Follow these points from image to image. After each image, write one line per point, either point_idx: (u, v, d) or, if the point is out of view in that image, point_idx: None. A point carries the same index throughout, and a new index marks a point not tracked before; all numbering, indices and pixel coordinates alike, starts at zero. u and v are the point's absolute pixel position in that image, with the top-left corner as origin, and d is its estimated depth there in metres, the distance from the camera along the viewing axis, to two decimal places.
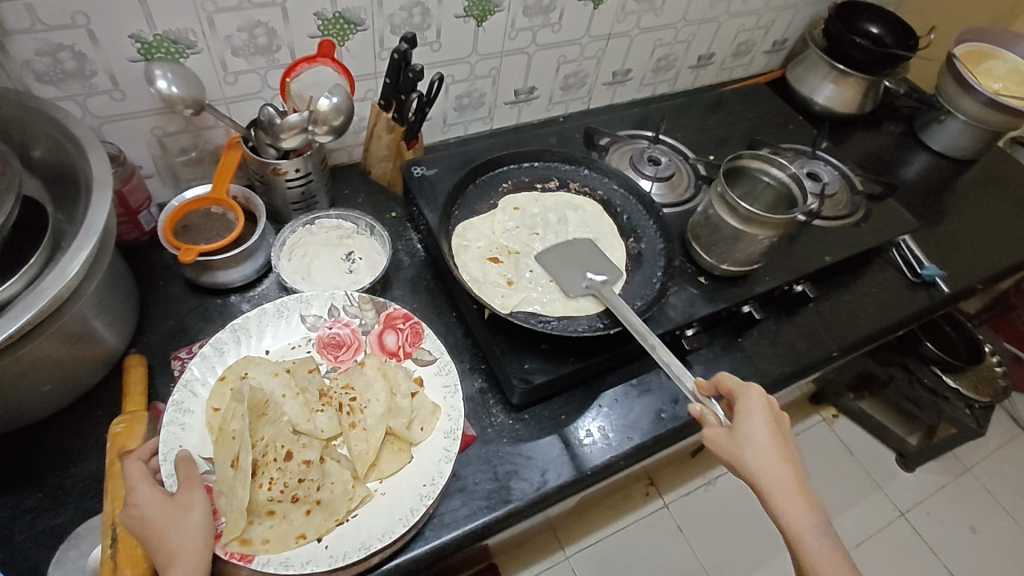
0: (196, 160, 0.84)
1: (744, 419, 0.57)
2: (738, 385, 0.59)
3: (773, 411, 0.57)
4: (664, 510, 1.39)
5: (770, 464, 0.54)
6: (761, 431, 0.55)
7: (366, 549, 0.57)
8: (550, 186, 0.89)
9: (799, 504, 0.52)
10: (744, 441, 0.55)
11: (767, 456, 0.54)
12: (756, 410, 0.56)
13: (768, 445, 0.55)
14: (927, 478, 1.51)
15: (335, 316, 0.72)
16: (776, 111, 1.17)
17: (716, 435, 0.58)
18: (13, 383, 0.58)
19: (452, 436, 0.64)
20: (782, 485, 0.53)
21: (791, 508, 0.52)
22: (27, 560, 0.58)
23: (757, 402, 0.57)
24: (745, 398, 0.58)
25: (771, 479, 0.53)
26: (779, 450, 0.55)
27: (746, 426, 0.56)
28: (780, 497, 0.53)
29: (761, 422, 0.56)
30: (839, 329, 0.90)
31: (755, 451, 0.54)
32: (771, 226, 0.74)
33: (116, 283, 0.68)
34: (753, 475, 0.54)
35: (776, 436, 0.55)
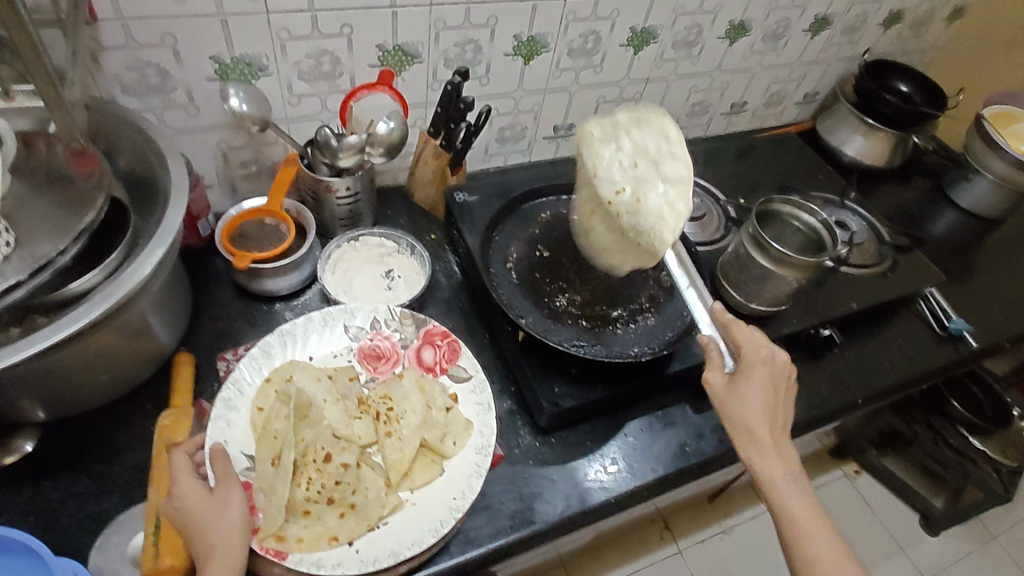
0: (254, 174, 0.89)
1: (744, 382, 0.66)
2: (752, 346, 0.67)
3: (771, 373, 0.67)
4: (678, 555, 1.37)
5: (749, 420, 0.64)
6: (752, 395, 0.65)
7: (396, 556, 0.58)
8: None
9: (769, 455, 0.64)
10: (737, 399, 0.65)
11: (751, 414, 0.64)
12: (755, 377, 0.66)
13: (756, 405, 0.65)
14: (949, 543, 1.48)
15: (377, 328, 0.75)
16: (806, 160, 1.20)
17: (716, 383, 0.67)
18: (76, 370, 0.61)
19: (483, 453, 0.66)
20: (761, 437, 0.64)
21: (767, 458, 0.63)
22: (70, 543, 0.60)
23: (758, 364, 0.66)
24: (750, 363, 0.67)
25: (753, 431, 0.64)
26: (761, 409, 0.65)
27: (744, 386, 0.66)
28: (755, 446, 0.64)
29: (754, 390, 0.65)
30: (864, 376, 0.91)
31: (742, 407, 0.65)
32: (799, 268, 0.77)
33: (175, 284, 0.72)
34: (738, 427, 0.65)
35: (765, 399, 0.65)
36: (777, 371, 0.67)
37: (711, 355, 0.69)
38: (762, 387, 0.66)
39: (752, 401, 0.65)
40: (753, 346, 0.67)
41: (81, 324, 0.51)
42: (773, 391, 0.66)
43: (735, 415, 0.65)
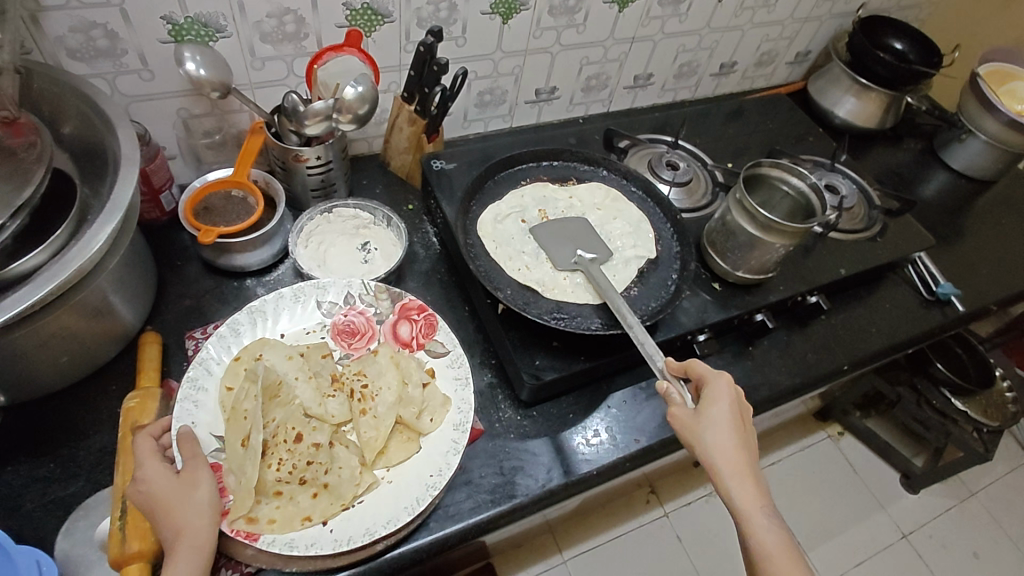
0: (219, 143, 0.85)
1: (712, 407, 0.59)
2: (710, 372, 0.62)
3: (738, 402, 0.60)
4: (664, 519, 1.39)
5: (724, 446, 0.56)
6: (720, 421, 0.58)
7: (371, 535, 0.57)
8: (569, 185, 0.89)
9: (749, 486, 0.55)
10: (706, 422, 0.58)
11: (725, 442, 0.57)
12: (723, 398, 0.59)
13: (728, 432, 0.57)
14: (931, 502, 1.50)
15: (351, 303, 0.73)
16: (796, 122, 1.16)
17: (681, 413, 0.60)
18: (32, 352, 0.58)
19: (461, 429, 0.65)
20: (736, 469, 0.56)
21: (744, 490, 0.55)
22: (37, 528, 0.59)
23: (725, 391, 0.60)
24: (715, 386, 0.60)
25: (727, 461, 0.56)
26: (735, 435, 0.57)
27: (712, 411, 0.58)
28: (731, 477, 0.55)
29: (724, 418, 0.58)
30: (851, 343, 0.90)
31: (713, 433, 0.57)
32: (787, 234, 0.74)
33: (136, 261, 0.69)
34: (712, 458, 0.56)
35: (736, 426, 0.58)
36: (743, 404, 0.61)
37: (671, 395, 0.62)
38: (733, 413, 0.58)
39: (721, 426, 0.58)
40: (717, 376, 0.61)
41: (27, 305, 0.48)
42: (744, 424, 0.59)
43: (708, 445, 0.57)
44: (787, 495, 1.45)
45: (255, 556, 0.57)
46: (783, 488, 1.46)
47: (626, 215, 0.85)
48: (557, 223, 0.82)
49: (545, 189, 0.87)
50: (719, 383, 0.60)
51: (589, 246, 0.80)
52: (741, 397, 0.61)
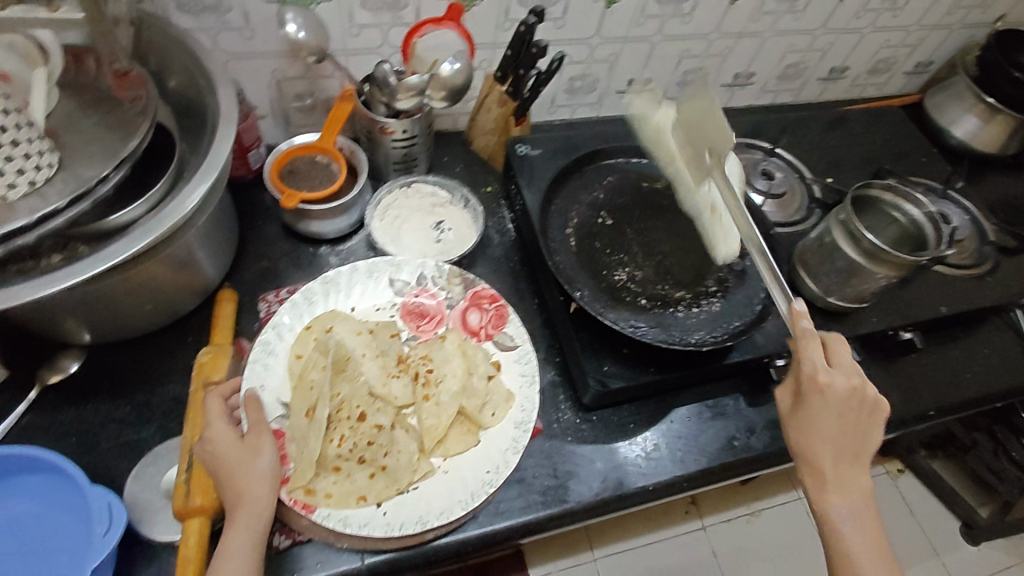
0: (309, 108, 0.83)
1: (814, 407, 0.59)
2: (831, 367, 0.59)
3: (849, 403, 0.59)
4: (701, 532, 1.35)
5: (811, 449, 0.60)
6: (818, 425, 0.59)
7: (422, 524, 0.57)
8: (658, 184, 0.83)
9: (838, 490, 0.59)
10: (804, 426, 0.60)
11: (815, 448, 0.60)
12: (830, 402, 0.59)
13: (823, 436, 0.59)
14: (990, 555, 1.45)
15: (423, 284, 0.72)
16: (902, 138, 1.08)
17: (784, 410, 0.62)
18: (117, 298, 0.60)
19: (522, 428, 0.63)
20: (821, 474, 0.59)
21: (826, 493, 0.59)
22: (108, 467, 0.61)
23: (838, 393, 0.58)
24: (828, 387, 0.58)
25: (813, 466, 0.60)
26: (830, 442, 0.59)
27: (812, 414, 0.60)
28: (815, 484, 0.60)
29: (818, 424, 0.59)
30: (942, 387, 0.84)
31: (805, 441, 0.60)
32: (894, 265, 0.68)
33: (221, 218, 0.69)
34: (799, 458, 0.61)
35: (836, 428, 0.59)
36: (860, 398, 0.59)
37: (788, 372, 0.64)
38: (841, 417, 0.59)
39: (816, 433, 0.59)
40: (816, 370, 0.58)
41: (120, 259, 0.49)
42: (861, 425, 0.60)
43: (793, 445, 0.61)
44: None
45: (308, 527, 0.58)
46: None
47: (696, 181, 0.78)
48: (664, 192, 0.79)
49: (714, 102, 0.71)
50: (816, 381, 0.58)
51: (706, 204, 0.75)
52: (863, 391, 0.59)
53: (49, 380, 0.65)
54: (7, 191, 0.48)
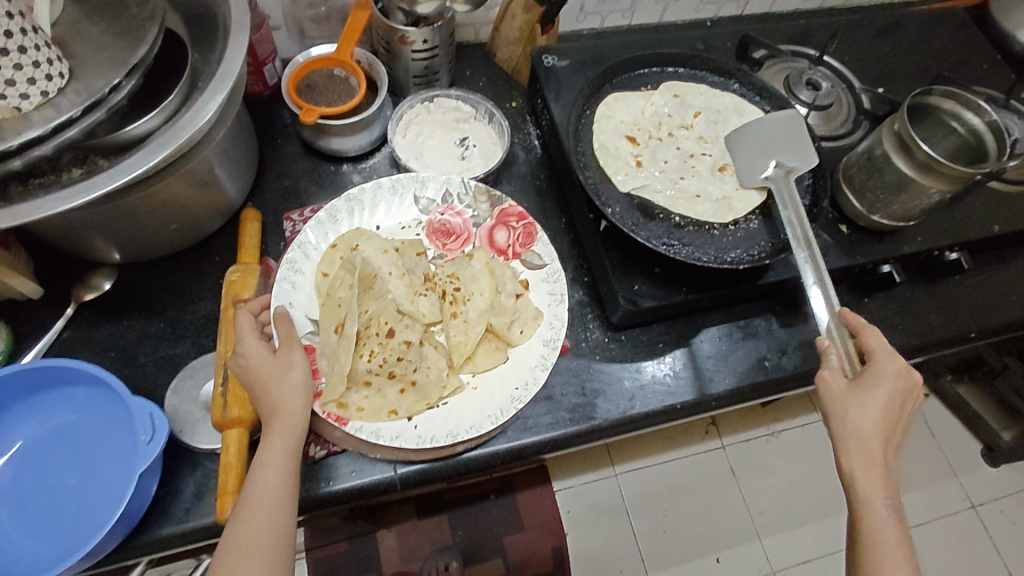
0: (324, 17, 0.80)
1: (874, 384, 0.52)
2: (884, 352, 0.54)
3: (902, 390, 0.53)
4: (720, 450, 1.38)
5: (866, 424, 0.51)
6: (874, 402, 0.52)
7: (453, 437, 0.58)
8: (699, 91, 0.76)
9: (880, 473, 0.50)
10: (860, 397, 0.52)
11: (868, 423, 0.51)
12: (886, 381, 0.52)
13: (877, 415, 0.51)
14: (1007, 477, 1.47)
15: (448, 202, 0.70)
16: (960, 45, 1.01)
17: (830, 378, 0.54)
18: (142, 216, 0.60)
19: (550, 345, 0.63)
20: (870, 452, 0.51)
21: (870, 475, 0.50)
22: (148, 381, 0.63)
23: (892, 374, 0.53)
24: (883, 366, 0.53)
25: (863, 442, 0.51)
26: (883, 422, 0.51)
27: (869, 389, 0.52)
28: (861, 460, 0.50)
29: (876, 402, 0.51)
30: (984, 309, 0.81)
31: (858, 411, 0.51)
32: (949, 179, 0.63)
33: (240, 135, 0.67)
34: (847, 430, 0.51)
35: (889, 412, 0.52)
36: (909, 392, 0.53)
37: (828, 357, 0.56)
38: (895, 402, 0.52)
39: (873, 411, 0.51)
40: (881, 352, 0.54)
41: (139, 172, 0.47)
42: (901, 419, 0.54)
43: (836, 423, 0.52)
44: None
45: (342, 438, 0.60)
46: None
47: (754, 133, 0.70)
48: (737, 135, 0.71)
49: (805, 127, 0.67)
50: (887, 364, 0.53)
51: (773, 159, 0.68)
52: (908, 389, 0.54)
53: (83, 298, 0.66)
54: (21, 103, 0.46)
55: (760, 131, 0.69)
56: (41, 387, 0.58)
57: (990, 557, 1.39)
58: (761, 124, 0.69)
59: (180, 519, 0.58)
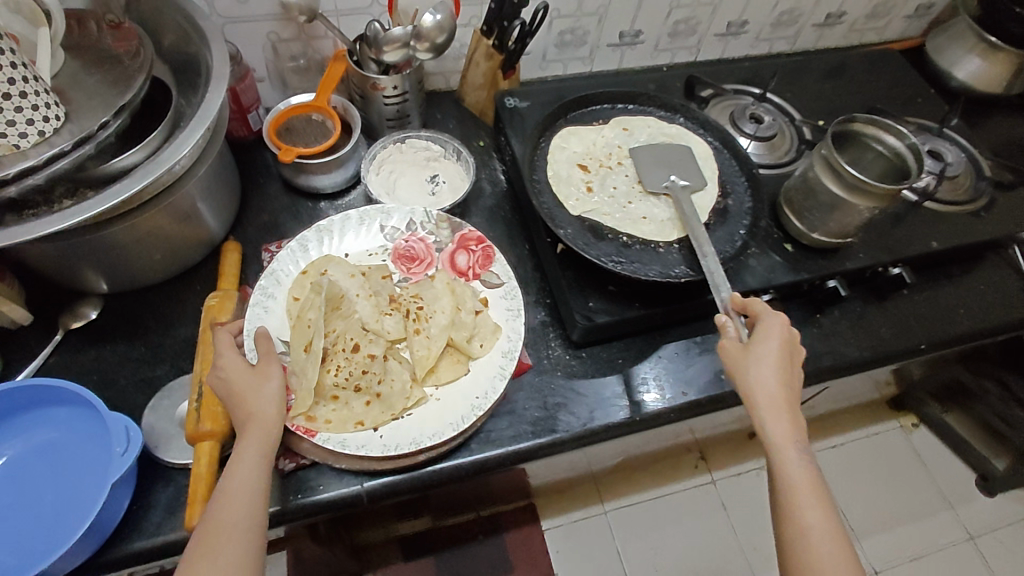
0: (304, 68, 0.87)
1: (764, 342, 0.56)
2: (768, 310, 0.59)
3: (791, 341, 0.57)
4: (709, 485, 1.43)
5: (767, 379, 0.55)
6: (768, 358, 0.56)
7: (417, 445, 0.61)
8: (646, 122, 0.83)
9: (786, 422, 0.54)
10: (754, 357, 0.56)
11: (767, 378, 0.55)
12: (775, 336, 0.56)
13: (774, 369, 0.55)
14: (1004, 507, 1.46)
15: (413, 230, 0.76)
16: (901, 83, 1.09)
17: (729, 346, 0.58)
18: (128, 246, 0.65)
19: (509, 356, 0.67)
20: (773, 403, 0.54)
21: (778, 425, 0.54)
22: (128, 402, 0.67)
23: (778, 328, 0.57)
24: (769, 323, 0.58)
25: (766, 396, 0.54)
26: (781, 374, 0.55)
27: (762, 346, 0.56)
28: (768, 412, 0.54)
29: (771, 357, 0.56)
30: (933, 323, 0.84)
31: (757, 369, 0.55)
32: (876, 197, 0.68)
33: (222, 173, 0.73)
34: (750, 389, 0.55)
35: (784, 364, 0.56)
36: (795, 343, 0.58)
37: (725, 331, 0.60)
38: (786, 354, 0.56)
39: (769, 366, 0.55)
40: (766, 311, 0.59)
41: (122, 198, 0.52)
42: (796, 370, 0.58)
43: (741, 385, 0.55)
44: (845, 480, 1.46)
45: (310, 450, 0.62)
46: (836, 476, 1.46)
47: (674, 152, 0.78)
48: (653, 149, 0.78)
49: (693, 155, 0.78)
50: (773, 323, 0.57)
51: (684, 172, 0.76)
52: (796, 339, 0.59)
53: (70, 325, 0.70)
54: (19, 141, 0.51)
55: (659, 151, 0.78)
56: (25, 407, 0.61)
57: None
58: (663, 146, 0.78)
59: (151, 533, 0.60)
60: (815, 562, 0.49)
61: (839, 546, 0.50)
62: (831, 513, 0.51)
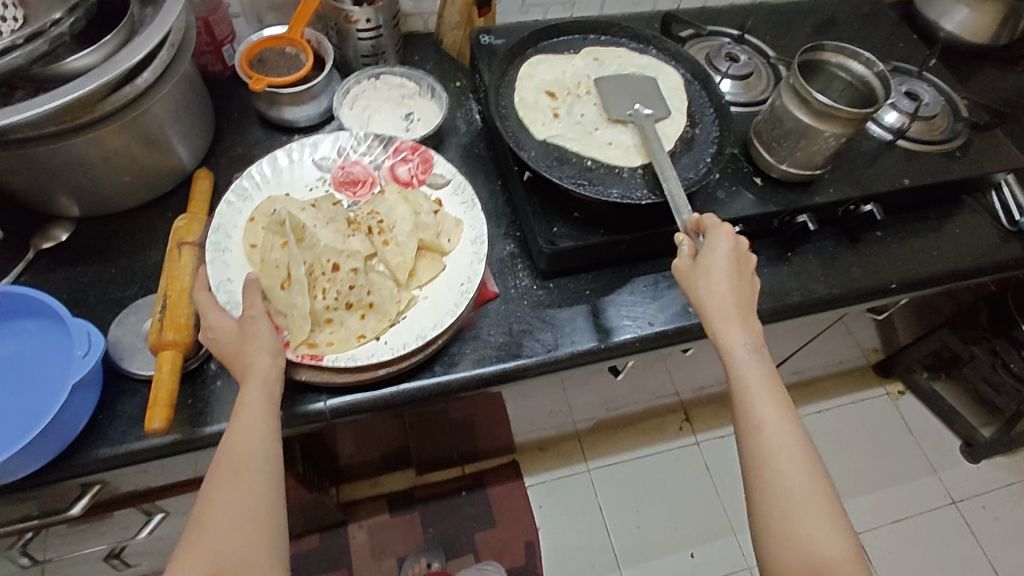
0: (279, 3, 0.87)
1: (710, 254, 0.57)
2: (716, 223, 0.59)
3: (739, 249, 0.58)
4: (694, 447, 1.41)
5: (716, 288, 0.56)
6: (715, 268, 0.56)
7: (423, 337, 0.65)
8: (615, 51, 0.85)
9: (737, 326, 0.55)
10: (702, 270, 0.57)
11: (716, 287, 0.56)
12: (721, 246, 0.57)
13: (723, 277, 0.56)
14: (988, 473, 1.45)
15: (345, 156, 0.78)
16: (888, 34, 1.07)
17: (681, 263, 0.59)
18: (94, 164, 0.65)
19: (478, 242, 0.71)
20: (723, 310, 0.55)
21: (730, 330, 0.55)
22: (97, 319, 0.68)
23: (726, 237, 0.58)
24: (715, 235, 0.58)
25: (716, 304, 0.56)
26: (731, 281, 0.56)
27: (709, 257, 0.57)
28: (718, 320, 0.55)
29: (719, 265, 0.56)
30: (904, 262, 0.83)
31: (706, 280, 0.56)
32: (841, 124, 0.69)
33: (194, 99, 0.74)
34: (701, 300, 0.56)
35: (733, 271, 0.57)
36: (744, 251, 0.59)
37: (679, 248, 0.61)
38: (735, 262, 0.57)
39: (717, 276, 0.56)
40: (713, 224, 0.59)
41: (78, 94, 0.53)
42: (747, 277, 0.58)
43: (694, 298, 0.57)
44: (829, 444, 1.46)
45: None
46: (821, 440, 1.46)
47: (641, 81, 0.80)
48: (618, 79, 0.80)
49: (654, 83, 0.80)
50: (720, 233, 0.58)
51: (648, 101, 0.77)
52: (747, 246, 0.59)
53: (41, 247, 0.71)
54: None
55: (622, 82, 0.79)
56: None
57: (973, 554, 1.35)
58: (628, 77, 0.80)
59: (114, 441, 0.61)
60: (771, 452, 0.51)
61: (794, 436, 0.51)
62: (785, 406, 0.53)
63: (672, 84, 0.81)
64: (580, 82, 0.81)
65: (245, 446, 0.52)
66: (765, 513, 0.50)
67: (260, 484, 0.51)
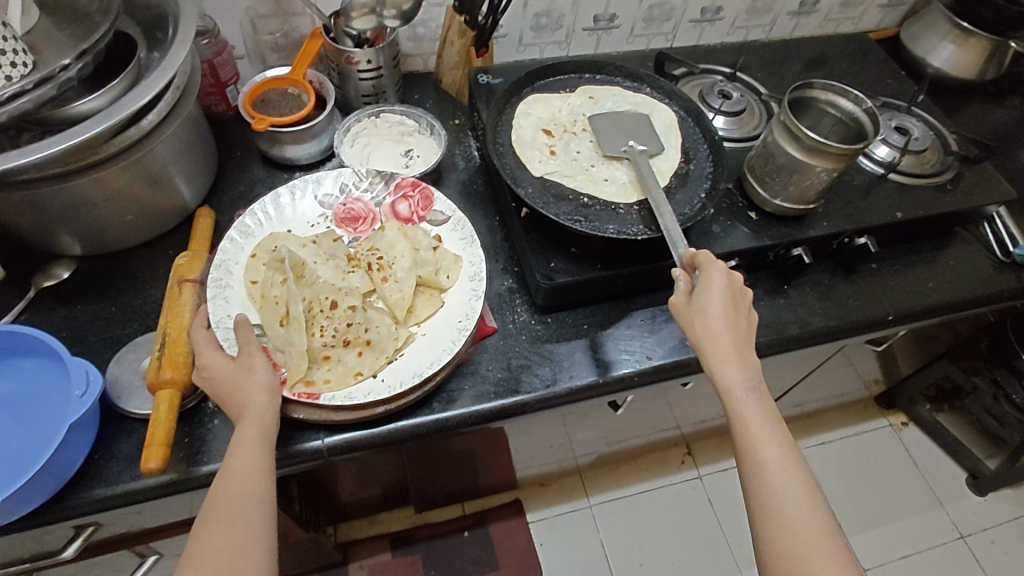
0: (282, 45, 0.90)
1: (706, 291, 0.57)
2: (710, 260, 0.60)
3: (734, 286, 0.58)
4: (696, 481, 1.40)
5: (712, 326, 0.56)
6: (711, 305, 0.57)
7: (418, 376, 0.64)
8: (610, 89, 0.87)
9: (734, 364, 0.55)
10: (698, 307, 0.57)
11: (713, 324, 0.56)
12: (716, 283, 0.57)
13: (719, 314, 0.56)
14: (996, 506, 1.43)
15: (346, 193, 0.79)
16: (876, 72, 1.10)
17: (677, 300, 0.59)
18: (98, 203, 0.66)
19: (476, 278, 0.72)
20: (721, 348, 0.55)
21: (727, 368, 0.55)
22: (95, 357, 0.68)
23: (721, 275, 0.58)
24: (710, 272, 0.59)
25: (713, 341, 0.56)
26: (727, 319, 0.56)
27: (704, 295, 0.57)
28: (715, 358, 0.55)
29: (715, 302, 0.57)
30: (901, 295, 0.84)
31: (701, 318, 0.57)
32: (834, 159, 0.70)
33: (197, 139, 0.75)
34: (698, 338, 0.57)
35: (729, 308, 0.57)
36: (740, 287, 0.59)
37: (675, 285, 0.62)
38: (730, 299, 0.57)
39: (713, 314, 0.56)
40: (708, 260, 0.60)
41: (84, 136, 0.54)
42: (744, 313, 0.59)
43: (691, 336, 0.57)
44: (833, 477, 1.44)
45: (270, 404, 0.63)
46: (825, 473, 1.44)
47: (636, 118, 0.81)
48: (613, 116, 0.82)
49: (648, 121, 0.81)
50: (714, 270, 0.58)
51: (642, 138, 0.79)
52: (742, 282, 0.59)
53: (42, 285, 0.72)
54: None
55: (617, 119, 0.81)
56: None
57: None
58: (622, 114, 0.81)
59: (110, 481, 0.61)
60: (772, 492, 0.50)
61: (795, 474, 0.51)
62: (785, 445, 0.52)
63: (666, 121, 0.82)
64: (575, 120, 0.82)
65: (241, 489, 0.52)
66: (769, 553, 0.49)
67: (256, 528, 0.50)
